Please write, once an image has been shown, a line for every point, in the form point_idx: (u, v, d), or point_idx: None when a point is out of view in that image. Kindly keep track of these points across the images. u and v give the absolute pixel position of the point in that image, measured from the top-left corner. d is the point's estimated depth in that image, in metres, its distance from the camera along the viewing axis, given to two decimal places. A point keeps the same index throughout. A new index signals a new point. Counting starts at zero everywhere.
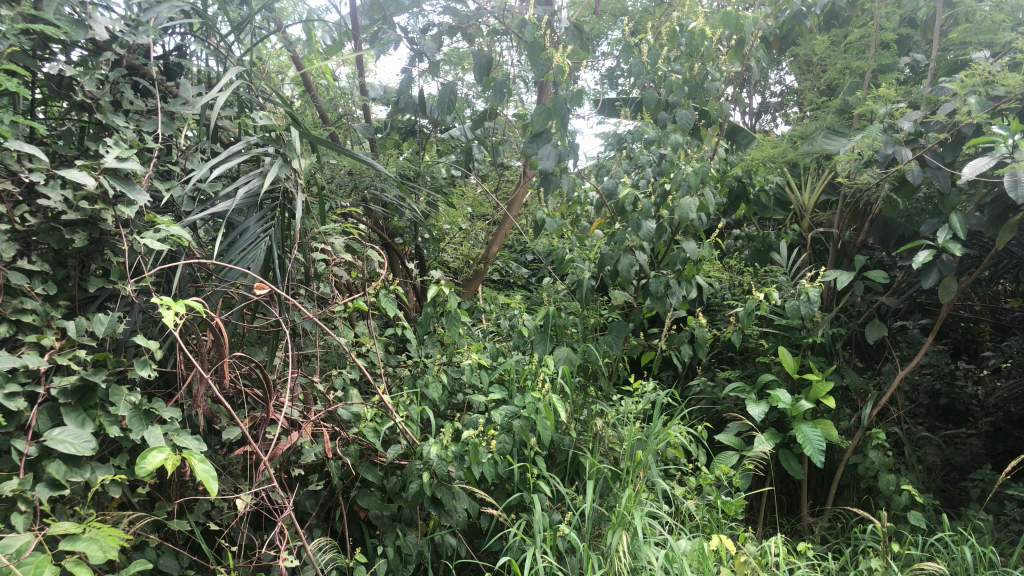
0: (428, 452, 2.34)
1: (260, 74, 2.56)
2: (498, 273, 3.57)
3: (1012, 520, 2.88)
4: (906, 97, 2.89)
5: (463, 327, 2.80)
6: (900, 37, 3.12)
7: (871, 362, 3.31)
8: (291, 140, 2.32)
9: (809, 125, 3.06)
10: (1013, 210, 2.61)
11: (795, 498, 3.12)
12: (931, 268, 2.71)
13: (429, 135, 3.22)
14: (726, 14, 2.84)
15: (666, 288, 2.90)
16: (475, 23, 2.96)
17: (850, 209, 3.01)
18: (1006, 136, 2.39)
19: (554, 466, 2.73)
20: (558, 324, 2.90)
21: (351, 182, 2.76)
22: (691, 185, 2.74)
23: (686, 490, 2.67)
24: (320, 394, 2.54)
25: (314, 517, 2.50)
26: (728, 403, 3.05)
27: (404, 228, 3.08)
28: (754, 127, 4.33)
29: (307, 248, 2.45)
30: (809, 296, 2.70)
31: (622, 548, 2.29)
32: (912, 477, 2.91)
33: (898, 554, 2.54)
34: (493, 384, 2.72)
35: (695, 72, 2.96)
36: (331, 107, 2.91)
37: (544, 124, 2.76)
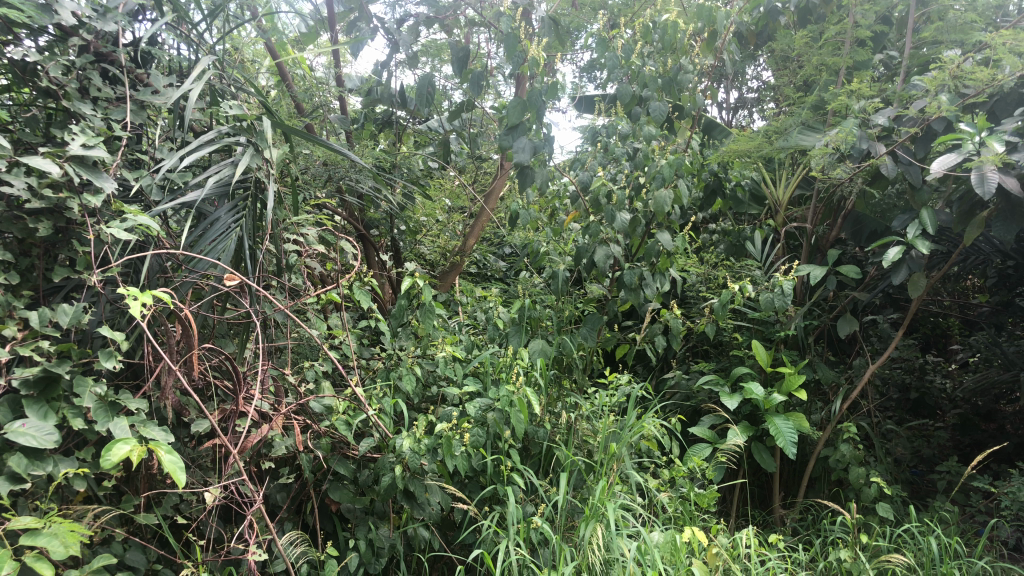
0: (401, 445, 2.33)
1: (233, 63, 2.50)
2: (475, 266, 3.54)
3: (977, 511, 2.94)
4: (879, 94, 2.91)
5: (437, 319, 2.77)
6: (875, 34, 3.13)
7: (842, 356, 3.34)
8: (264, 130, 2.27)
9: (784, 120, 3.01)
10: (980, 206, 2.65)
11: (766, 490, 3.15)
12: (901, 263, 2.74)
13: (406, 126, 3.17)
14: (700, 7, 2.83)
15: (640, 280, 2.91)
16: (452, 15, 2.91)
17: (823, 204, 3.04)
18: (973, 133, 2.46)
19: (529, 458, 2.72)
20: (533, 317, 2.89)
21: (326, 173, 2.71)
22: (666, 178, 2.75)
23: (659, 482, 2.68)
24: (292, 387, 2.51)
25: (284, 511, 2.48)
26: (702, 396, 3.07)
27: (379, 220, 3.04)
28: (731, 122, 4.32)
29: (279, 239, 2.42)
30: (783, 289, 2.72)
31: (595, 540, 2.30)
32: (880, 469, 2.95)
33: (865, 545, 2.58)
34: (468, 376, 2.71)
35: (670, 66, 2.96)
36: (307, 97, 2.86)
37: (520, 117, 2.73)
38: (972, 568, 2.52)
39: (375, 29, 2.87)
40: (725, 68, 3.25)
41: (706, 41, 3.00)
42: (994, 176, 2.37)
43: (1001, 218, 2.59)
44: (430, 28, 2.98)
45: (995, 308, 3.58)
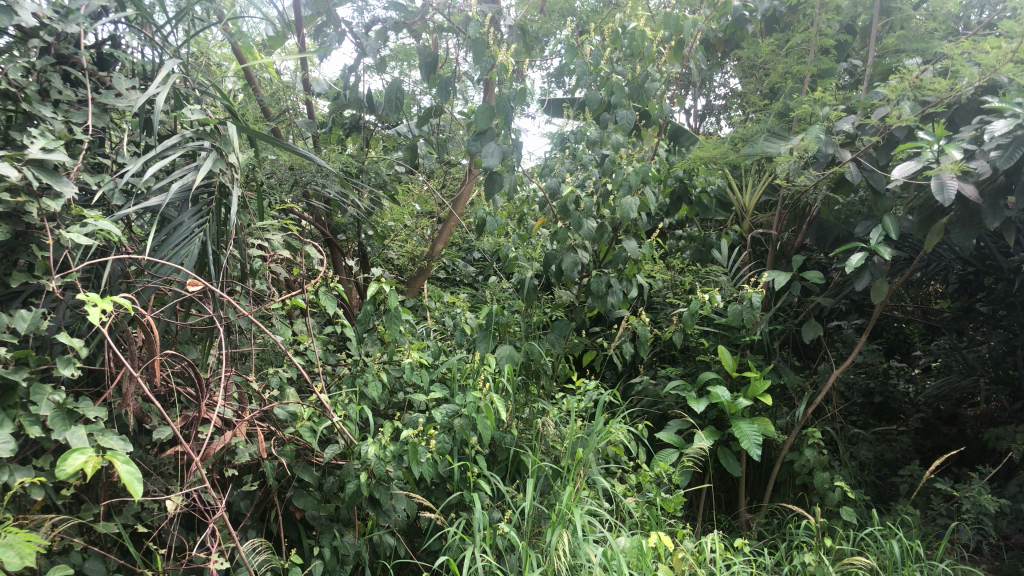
0: (366, 452, 2.32)
1: (197, 66, 2.48)
2: (443, 271, 3.54)
3: (938, 514, 2.98)
4: (843, 102, 2.94)
5: (404, 325, 2.76)
6: (839, 43, 3.16)
7: (808, 361, 3.38)
8: (228, 134, 2.25)
9: (750, 127, 3.03)
10: (940, 213, 2.70)
11: (733, 495, 3.17)
12: (865, 270, 2.77)
13: (374, 131, 3.17)
14: (667, 15, 2.85)
15: (607, 287, 2.92)
16: (421, 19, 2.88)
17: (789, 211, 3.07)
18: (933, 141, 2.48)
19: (496, 464, 2.72)
20: (501, 323, 2.89)
21: (292, 177, 2.69)
22: (632, 184, 2.77)
23: (626, 487, 2.69)
24: (256, 393, 2.49)
25: (248, 518, 2.45)
26: (670, 401, 3.08)
27: (346, 225, 3.02)
28: (699, 129, 4.34)
29: (243, 243, 2.40)
30: (751, 300, 2.74)
31: (562, 546, 2.29)
32: (845, 473, 2.98)
33: (830, 549, 2.60)
34: (435, 382, 2.70)
35: (638, 73, 2.97)
36: (273, 101, 2.83)
37: (488, 123, 2.72)
38: (934, 571, 2.55)
39: (343, 34, 2.84)
40: (692, 74, 3.28)
41: (673, 48, 3.02)
42: (953, 184, 2.41)
43: (959, 225, 2.63)
44: (398, 33, 2.96)
45: (956, 313, 3.64)
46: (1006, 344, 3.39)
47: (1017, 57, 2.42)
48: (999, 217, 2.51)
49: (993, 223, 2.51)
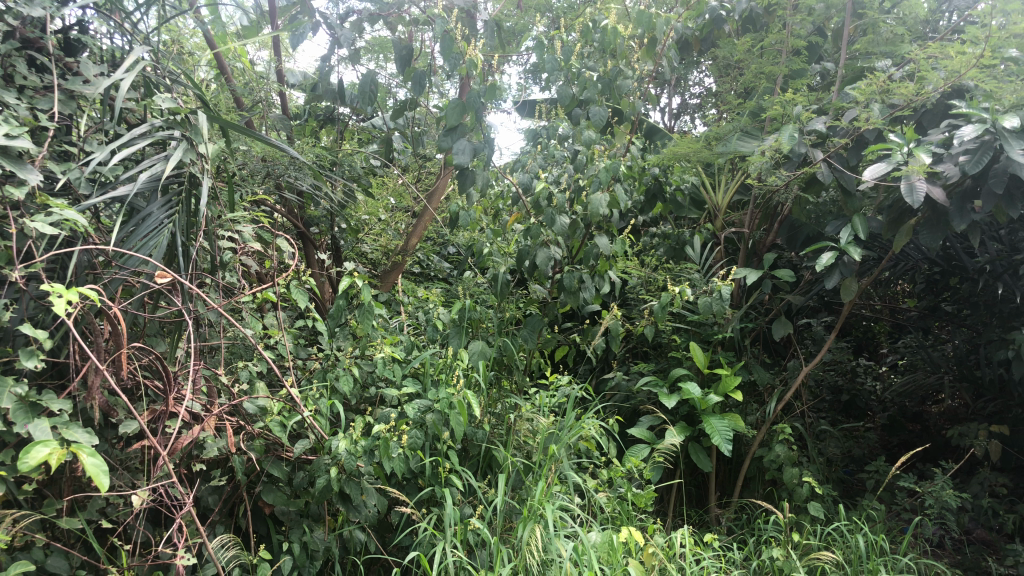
0: (337, 446, 2.30)
1: (168, 54, 2.43)
2: (417, 265, 3.52)
3: (902, 509, 3.04)
4: (815, 101, 2.97)
5: (376, 320, 2.74)
6: (812, 44, 3.18)
7: (777, 358, 3.42)
8: (198, 124, 2.20)
9: (724, 125, 3.03)
10: (908, 214, 2.74)
11: (703, 490, 3.20)
12: (835, 269, 2.81)
13: (350, 124, 3.18)
14: (640, 12, 2.83)
15: (579, 283, 2.93)
16: (396, 11, 2.84)
17: (761, 210, 3.09)
18: (902, 144, 2.52)
19: (468, 460, 2.71)
20: (474, 319, 2.88)
21: (264, 169, 2.65)
22: (603, 181, 2.79)
23: (598, 483, 2.70)
24: (224, 387, 2.45)
25: (216, 513, 2.42)
26: (641, 397, 3.10)
27: (319, 218, 2.99)
28: (673, 127, 4.34)
29: (213, 235, 2.37)
30: (721, 294, 2.75)
31: (533, 541, 2.29)
32: (813, 469, 3.02)
33: (797, 544, 2.63)
34: (407, 377, 2.68)
35: (609, 69, 3.00)
36: (246, 92, 2.77)
37: (460, 119, 2.70)
38: (897, 565, 2.60)
39: (316, 24, 2.76)
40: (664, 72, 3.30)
41: (645, 45, 3.02)
42: (921, 187, 2.45)
43: (927, 226, 2.69)
44: (374, 25, 2.92)
45: (922, 312, 3.70)
46: (970, 343, 3.45)
47: (981, 63, 2.48)
48: (965, 220, 2.57)
49: (960, 225, 2.58)
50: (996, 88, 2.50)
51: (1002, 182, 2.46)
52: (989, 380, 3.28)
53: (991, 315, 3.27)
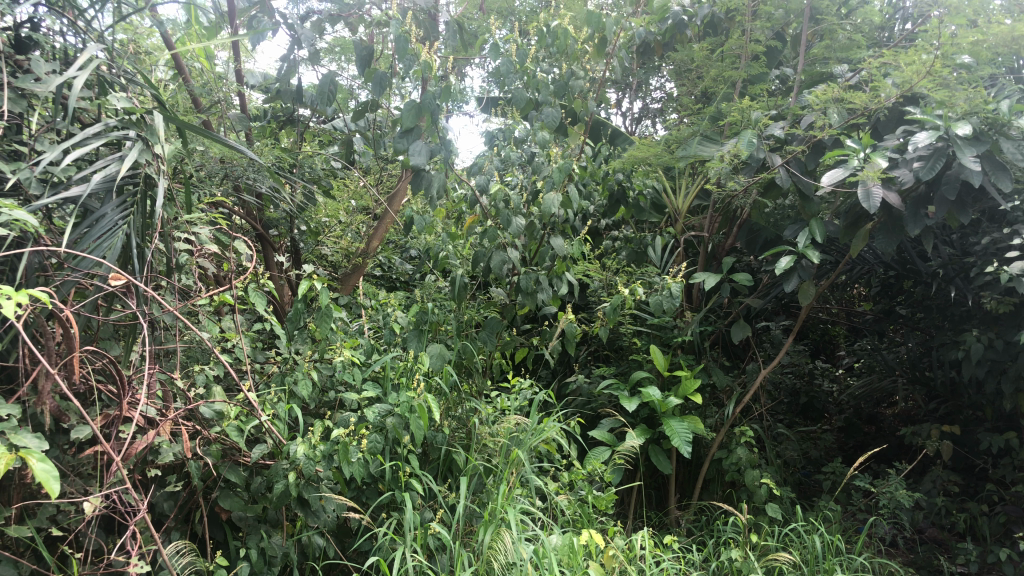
0: (295, 451, 2.28)
1: (123, 53, 2.37)
2: (379, 267, 3.49)
3: (858, 509, 3.09)
4: (774, 107, 3.00)
5: (335, 323, 2.72)
6: (771, 50, 3.21)
7: (737, 361, 3.45)
8: (154, 124, 2.16)
9: (684, 130, 3.06)
10: (863, 218, 2.79)
11: (664, 492, 3.22)
12: (793, 272, 2.84)
13: (309, 125, 3.16)
14: (588, 13, 2.87)
15: (537, 284, 2.94)
16: (357, 13, 2.82)
17: (720, 214, 3.13)
18: (858, 149, 2.56)
19: (428, 464, 2.69)
20: (433, 322, 2.86)
21: (222, 171, 2.60)
22: (556, 182, 2.83)
23: (559, 485, 2.70)
24: (180, 391, 2.42)
25: (171, 520, 2.38)
26: (603, 400, 3.11)
27: (279, 220, 2.95)
28: (635, 131, 4.37)
29: (168, 237, 2.33)
30: (671, 291, 2.80)
31: (495, 545, 2.29)
32: (771, 471, 3.06)
33: (755, 544, 2.67)
34: (367, 381, 2.66)
35: (563, 72, 3.08)
36: (204, 92, 2.72)
37: (416, 121, 2.70)
38: (853, 564, 2.64)
39: (276, 23, 2.74)
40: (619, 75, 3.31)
41: (596, 46, 3.02)
42: (878, 192, 2.48)
43: (883, 231, 2.73)
44: (334, 26, 2.89)
45: (878, 315, 3.76)
46: (923, 346, 3.52)
47: (933, 71, 2.53)
48: (919, 225, 2.63)
49: (914, 230, 2.63)
50: (948, 96, 2.53)
51: (954, 189, 2.52)
52: (942, 382, 3.35)
53: (945, 318, 3.33)
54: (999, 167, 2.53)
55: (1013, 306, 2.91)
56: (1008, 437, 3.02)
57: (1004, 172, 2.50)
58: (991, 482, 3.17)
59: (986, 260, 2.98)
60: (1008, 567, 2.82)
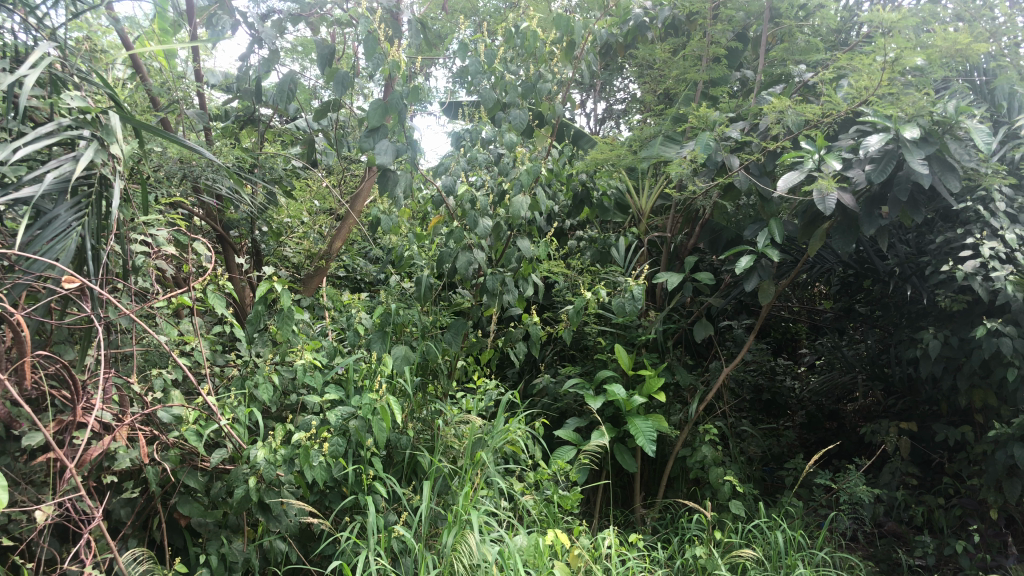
0: (256, 455, 2.24)
1: (77, 51, 2.30)
2: (342, 269, 3.46)
3: (819, 505, 3.13)
4: (734, 109, 3.03)
5: (297, 325, 2.68)
6: (732, 51, 3.22)
7: (700, 360, 3.49)
8: (110, 124, 2.09)
9: (646, 130, 3.07)
10: (821, 218, 2.83)
11: (629, 491, 3.23)
12: (753, 272, 2.87)
13: (270, 125, 3.09)
14: (557, 16, 2.88)
15: (502, 286, 2.93)
16: (317, 12, 2.78)
17: (682, 215, 3.16)
18: (814, 151, 2.60)
19: (392, 466, 2.67)
20: (397, 323, 2.83)
21: (180, 171, 2.56)
22: (524, 184, 2.83)
23: (524, 486, 2.69)
24: (137, 395, 2.36)
25: (128, 527, 2.33)
26: (568, 400, 3.12)
27: (239, 221, 2.90)
28: (598, 132, 4.39)
29: (124, 238, 2.27)
30: (633, 294, 2.83)
31: (459, 547, 2.27)
32: (735, 468, 3.08)
33: (719, 541, 2.69)
34: (329, 384, 2.63)
35: (531, 73, 3.02)
36: (162, 91, 2.65)
37: (382, 120, 2.67)
38: (814, 560, 2.67)
39: (236, 22, 2.70)
40: (584, 77, 3.32)
41: (564, 49, 3.04)
42: (833, 195, 2.53)
43: (839, 231, 2.78)
44: (296, 26, 2.85)
45: (837, 313, 3.82)
46: (881, 343, 3.59)
47: (886, 75, 2.58)
48: (874, 225, 2.67)
49: (869, 231, 2.68)
50: (900, 98, 2.58)
51: (906, 190, 2.57)
52: (900, 378, 3.41)
53: (901, 316, 3.40)
54: (947, 167, 2.60)
55: (966, 303, 2.98)
56: (963, 431, 3.08)
57: (952, 172, 2.57)
58: (948, 475, 3.23)
59: (940, 259, 3.05)
60: (964, 559, 2.87)
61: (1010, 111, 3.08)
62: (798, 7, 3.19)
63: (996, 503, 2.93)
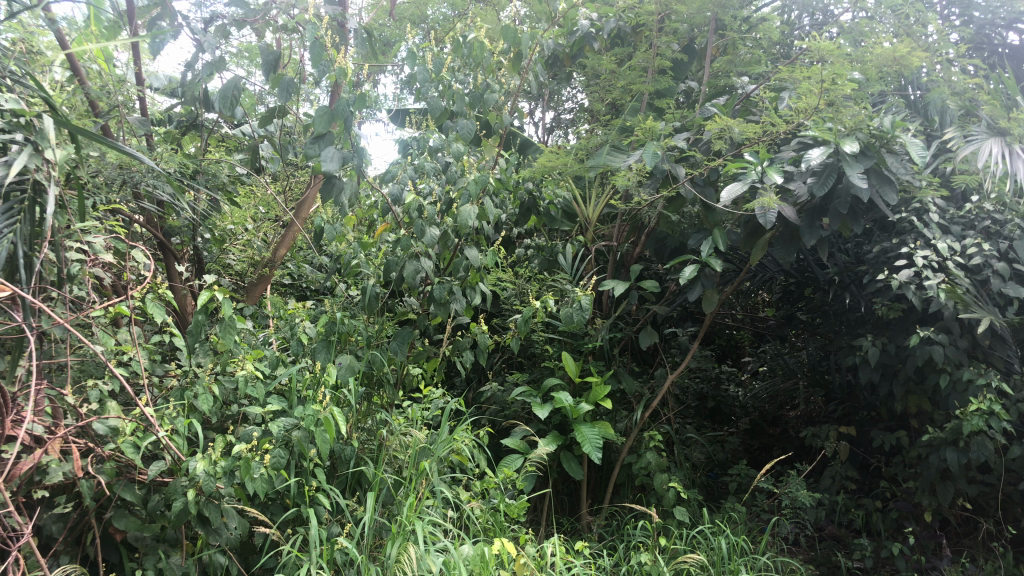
0: (194, 468, 2.19)
1: (11, 52, 2.20)
2: (287, 276, 3.43)
3: (762, 509, 3.19)
4: (679, 120, 3.08)
5: (239, 334, 2.64)
6: (676, 64, 3.30)
7: (646, 367, 3.53)
8: (45, 129, 1.97)
9: (594, 140, 3.12)
10: (762, 228, 2.89)
11: (576, 498, 3.25)
12: (696, 281, 2.92)
13: (214, 131, 3.05)
14: (504, 26, 2.90)
15: (450, 294, 2.91)
16: (263, 18, 2.75)
17: (628, 224, 3.22)
18: (756, 163, 2.64)
19: (336, 477, 2.65)
20: (342, 332, 2.81)
21: (119, 177, 2.49)
22: (471, 193, 2.82)
23: (470, 495, 2.68)
24: (70, 407, 2.30)
25: (60, 543, 2.26)
26: (515, 408, 3.13)
27: (181, 228, 2.85)
28: (547, 141, 4.42)
29: (60, 246, 2.19)
30: (582, 304, 2.84)
31: (402, 558, 2.25)
32: (680, 474, 3.12)
33: (665, 548, 2.71)
34: (271, 395, 2.60)
35: (478, 82, 3.02)
36: (103, 95, 2.56)
37: (328, 127, 2.64)
38: (757, 564, 2.71)
39: (178, 27, 2.63)
40: (531, 86, 3.33)
41: (512, 60, 3.05)
42: (774, 209, 2.58)
43: (780, 242, 2.84)
44: (241, 31, 2.82)
45: (780, 321, 3.91)
46: (823, 350, 3.68)
47: (825, 89, 2.63)
48: (814, 235, 2.73)
49: (809, 241, 2.74)
50: (838, 110, 2.65)
51: (845, 202, 2.62)
52: (840, 385, 3.50)
53: (841, 323, 3.48)
54: (884, 180, 2.67)
55: (902, 311, 3.06)
56: (899, 436, 3.17)
57: (889, 185, 2.64)
58: (885, 479, 3.31)
59: (878, 268, 3.14)
60: (901, 561, 2.95)
61: (942, 124, 3.22)
62: (741, 19, 3.21)
63: (930, 506, 3.01)
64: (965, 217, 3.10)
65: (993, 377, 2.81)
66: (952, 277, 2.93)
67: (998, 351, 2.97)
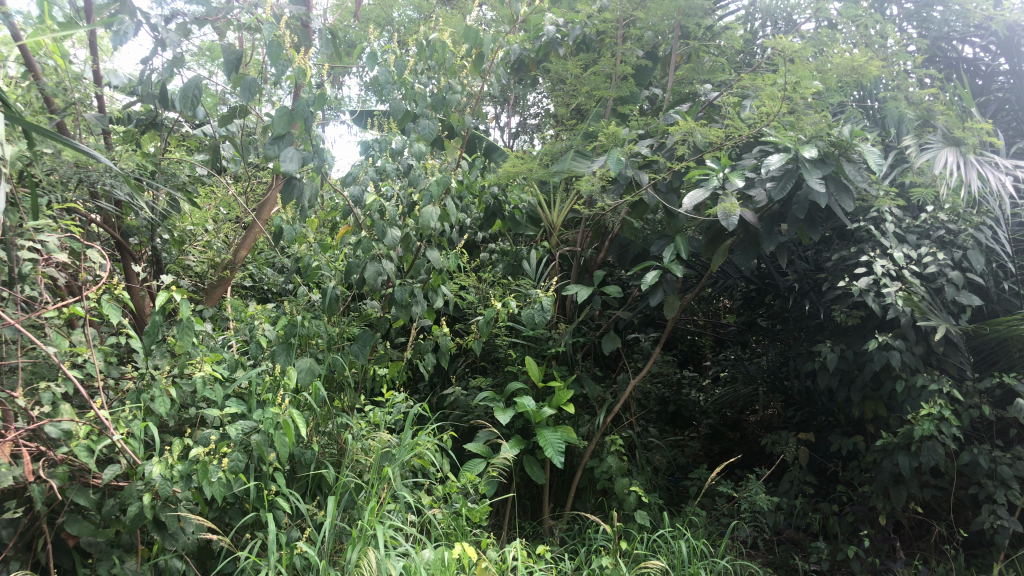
0: (149, 472, 2.15)
1: None
2: (249, 279, 3.40)
3: (722, 513, 3.22)
4: (642, 127, 3.11)
5: (196, 336, 2.60)
6: (641, 70, 3.34)
7: (609, 371, 3.56)
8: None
9: (558, 145, 3.12)
10: (723, 235, 2.93)
11: (538, 501, 3.27)
12: (659, 287, 2.94)
13: (174, 130, 3.01)
14: (466, 28, 2.88)
15: (412, 296, 2.91)
16: (224, 18, 2.74)
17: (592, 229, 3.25)
18: (717, 170, 2.67)
19: (295, 481, 2.63)
20: (303, 335, 2.79)
21: (76, 176, 2.42)
22: (434, 195, 2.81)
23: (432, 499, 2.67)
24: (21, 410, 2.24)
25: (10, 548, 2.21)
26: (478, 412, 3.13)
27: (139, 228, 2.80)
28: (512, 144, 4.43)
29: (11, 245, 2.14)
30: (541, 304, 2.86)
31: (362, 563, 2.23)
32: (641, 478, 3.15)
33: (626, 551, 2.73)
34: (229, 399, 2.57)
35: (441, 85, 3.03)
36: (59, 92, 2.48)
37: (287, 128, 2.61)
38: (716, 567, 2.73)
39: (139, 24, 2.55)
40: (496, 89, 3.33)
41: (473, 62, 3.02)
42: (735, 214, 2.61)
43: (741, 248, 2.87)
44: (201, 28, 2.77)
45: (741, 326, 3.95)
46: (782, 355, 3.74)
47: (786, 97, 2.67)
48: (773, 242, 2.75)
49: (768, 247, 2.76)
50: (797, 119, 2.68)
51: (803, 210, 2.65)
52: (799, 390, 3.56)
53: (800, 329, 3.54)
54: (842, 188, 2.69)
55: (860, 318, 3.12)
56: (856, 440, 3.23)
57: (847, 193, 2.66)
58: (842, 483, 3.37)
59: (836, 276, 3.19)
60: (856, 563, 3.00)
61: (898, 134, 3.27)
62: (705, 28, 3.25)
63: (885, 509, 3.07)
64: (921, 226, 3.18)
65: (946, 383, 2.87)
66: (908, 285, 2.99)
67: (952, 358, 3.05)
